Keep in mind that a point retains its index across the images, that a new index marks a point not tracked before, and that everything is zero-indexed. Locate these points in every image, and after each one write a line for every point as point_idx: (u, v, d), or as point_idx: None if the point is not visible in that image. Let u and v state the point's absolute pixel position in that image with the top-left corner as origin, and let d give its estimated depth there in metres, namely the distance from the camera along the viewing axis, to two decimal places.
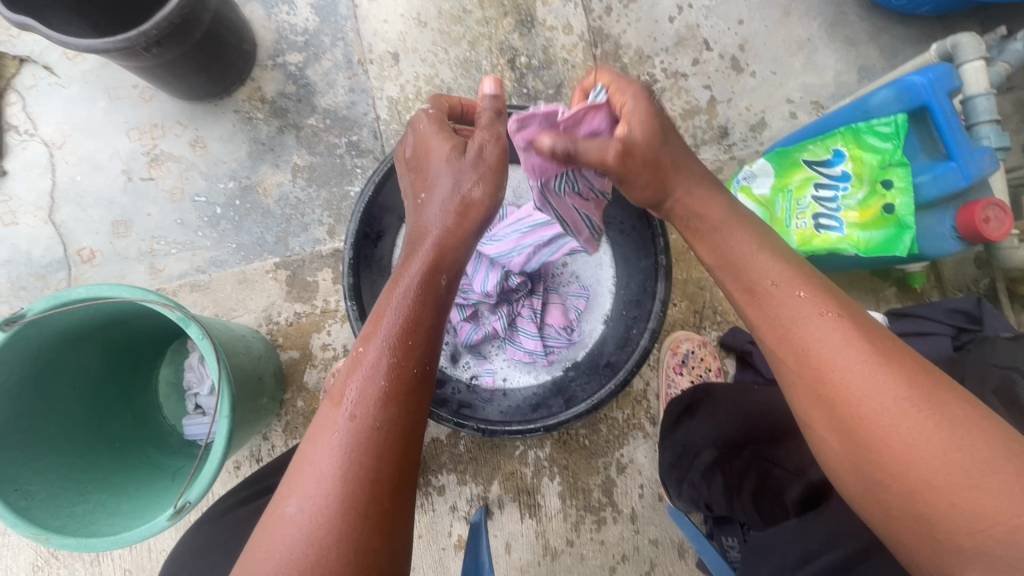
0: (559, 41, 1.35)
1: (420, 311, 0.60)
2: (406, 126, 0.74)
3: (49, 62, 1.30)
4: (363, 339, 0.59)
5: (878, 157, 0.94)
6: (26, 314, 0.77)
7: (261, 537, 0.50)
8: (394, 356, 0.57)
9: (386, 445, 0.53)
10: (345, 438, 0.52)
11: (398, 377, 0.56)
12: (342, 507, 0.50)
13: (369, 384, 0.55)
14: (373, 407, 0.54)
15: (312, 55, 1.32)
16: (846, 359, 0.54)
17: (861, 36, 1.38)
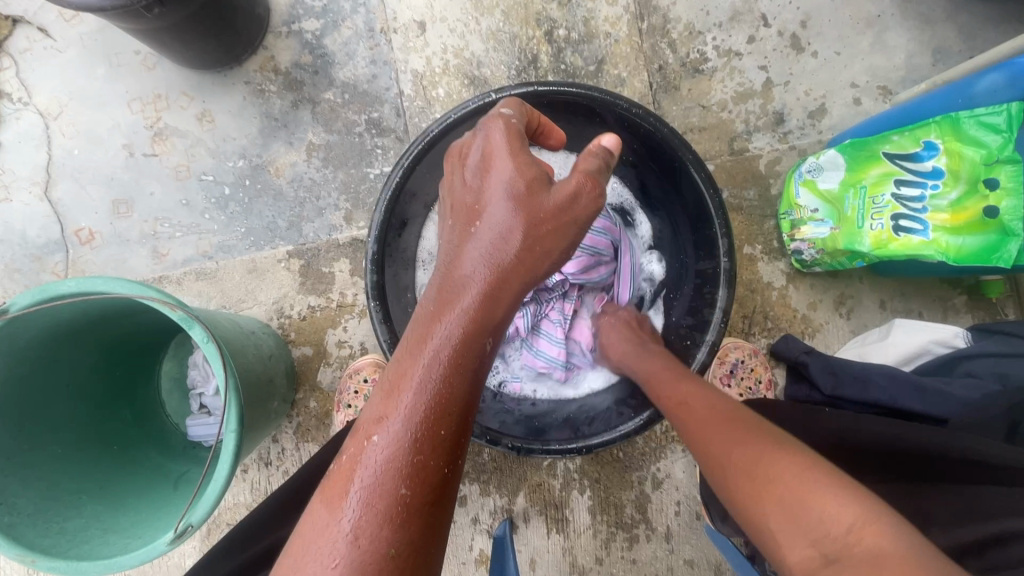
0: (602, 13, 1.22)
1: (454, 381, 0.49)
2: (476, 125, 0.62)
3: (44, 23, 1.18)
4: (376, 423, 0.47)
5: (981, 152, 0.83)
6: (8, 309, 0.68)
7: None
8: (413, 452, 0.46)
9: (399, 566, 0.42)
10: (352, 560, 0.42)
11: (421, 476, 0.45)
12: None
13: (379, 484, 0.44)
14: (384, 518, 0.43)
15: (330, 22, 1.20)
16: (778, 480, 0.49)
17: (938, 13, 1.24)
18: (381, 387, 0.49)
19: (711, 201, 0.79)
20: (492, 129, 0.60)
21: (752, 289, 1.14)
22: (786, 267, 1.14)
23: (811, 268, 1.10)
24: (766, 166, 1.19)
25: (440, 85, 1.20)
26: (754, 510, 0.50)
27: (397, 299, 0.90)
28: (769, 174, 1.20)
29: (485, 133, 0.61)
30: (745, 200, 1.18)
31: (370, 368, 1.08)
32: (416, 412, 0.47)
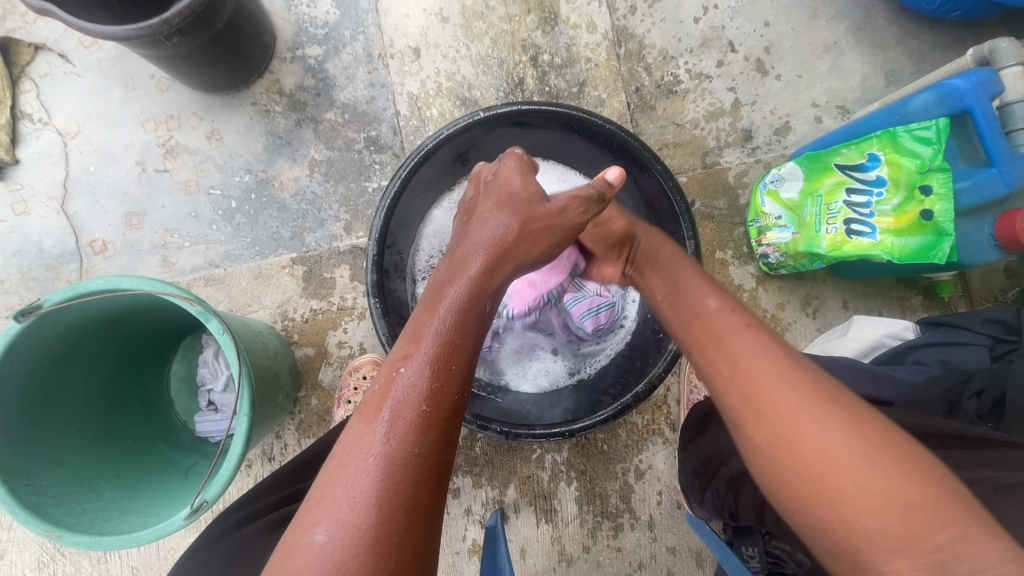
0: (582, 40, 1.33)
1: (466, 325, 0.57)
2: (497, 156, 0.78)
3: (65, 50, 1.27)
4: (399, 357, 0.54)
5: (916, 162, 0.93)
6: (42, 305, 0.74)
7: (283, 564, 0.46)
8: (436, 376, 0.53)
9: (422, 471, 0.49)
10: (380, 462, 0.48)
11: (437, 401, 0.52)
12: (375, 534, 0.46)
13: (408, 401, 0.51)
14: (413, 428, 0.50)
15: (332, 49, 1.30)
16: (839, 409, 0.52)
17: (889, 40, 1.35)
18: (405, 330, 0.57)
19: (678, 208, 0.88)
20: (508, 162, 0.76)
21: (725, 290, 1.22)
22: (755, 270, 1.23)
23: (776, 271, 1.20)
24: (735, 178, 1.29)
25: (434, 106, 1.30)
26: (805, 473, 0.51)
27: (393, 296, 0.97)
28: (738, 185, 1.30)
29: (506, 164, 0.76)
30: (716, 210, 1.27)
31: (368, 366, 1.15)
32: (438, 345, 0.55)
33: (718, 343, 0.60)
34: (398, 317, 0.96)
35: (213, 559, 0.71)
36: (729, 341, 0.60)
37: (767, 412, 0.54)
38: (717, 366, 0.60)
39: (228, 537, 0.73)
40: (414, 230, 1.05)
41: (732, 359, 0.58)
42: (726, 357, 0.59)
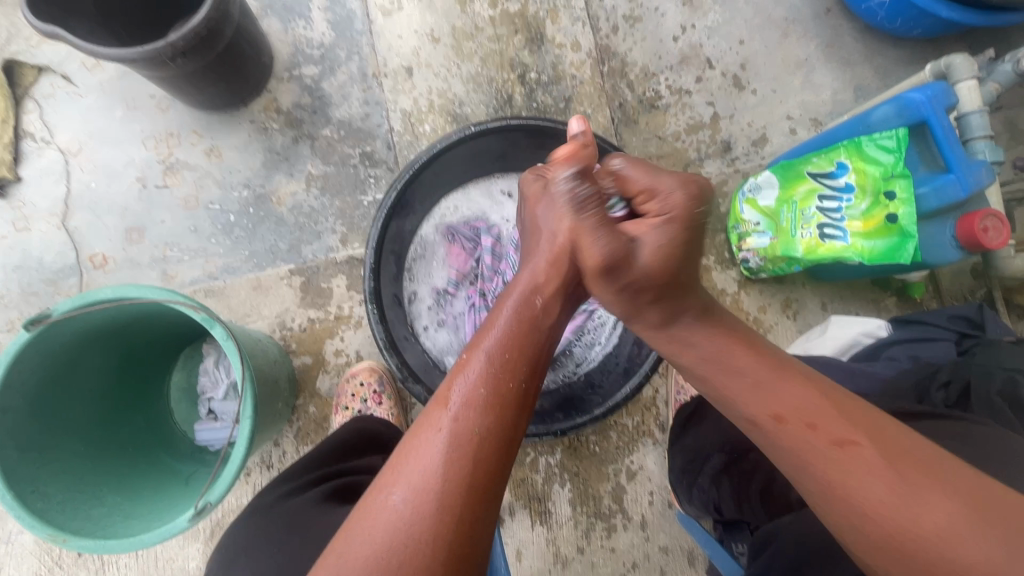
0: (568, 59, 1.40)
1: (526, 325, 0.62)
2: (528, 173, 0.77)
3: (68, 71, 1.32)
4: (473, 345, 0.60)
5: (880, 169, 0.99)
6: (51, 314, 0.77)
7: (360, 520, 0.51)
8: (501, 367, 0.57)
9: (488, 447, 0.53)
10: (451, 433, 0.53)
11: (504, 386, 0.57)
12: (441, 502, 0.50)
13: (476, 385, 0.56)
14: (479, 409, 0.54)
15: (328, 68, 1.36)
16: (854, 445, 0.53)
17: (857, 56, 1.43)
18: (477, 330, 0.62)
19: None
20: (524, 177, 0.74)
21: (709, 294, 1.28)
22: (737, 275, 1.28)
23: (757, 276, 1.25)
24: (715, 187, 1.36)
25: (426, 122, 1.36)
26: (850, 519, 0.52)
27: (389, 267, 1.01)
28: (718, 194, 1.36)
29: (527, 183, 0.72)
30: None
31: (365, 373, 1.19)
32: (504, 339, 0.60)
33: (769, 428, 0.57)
34: (387, 280, 1.01)
35: (269, 526, 0.75)
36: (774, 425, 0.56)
37: (832, 490, 0.52)
38: (772, 445, 0.57)
39: (281, 505, 0.79)
40: (407, 241, 1.10)
41: (786, 451, 0.55)
42: (786, 440, 0.55)
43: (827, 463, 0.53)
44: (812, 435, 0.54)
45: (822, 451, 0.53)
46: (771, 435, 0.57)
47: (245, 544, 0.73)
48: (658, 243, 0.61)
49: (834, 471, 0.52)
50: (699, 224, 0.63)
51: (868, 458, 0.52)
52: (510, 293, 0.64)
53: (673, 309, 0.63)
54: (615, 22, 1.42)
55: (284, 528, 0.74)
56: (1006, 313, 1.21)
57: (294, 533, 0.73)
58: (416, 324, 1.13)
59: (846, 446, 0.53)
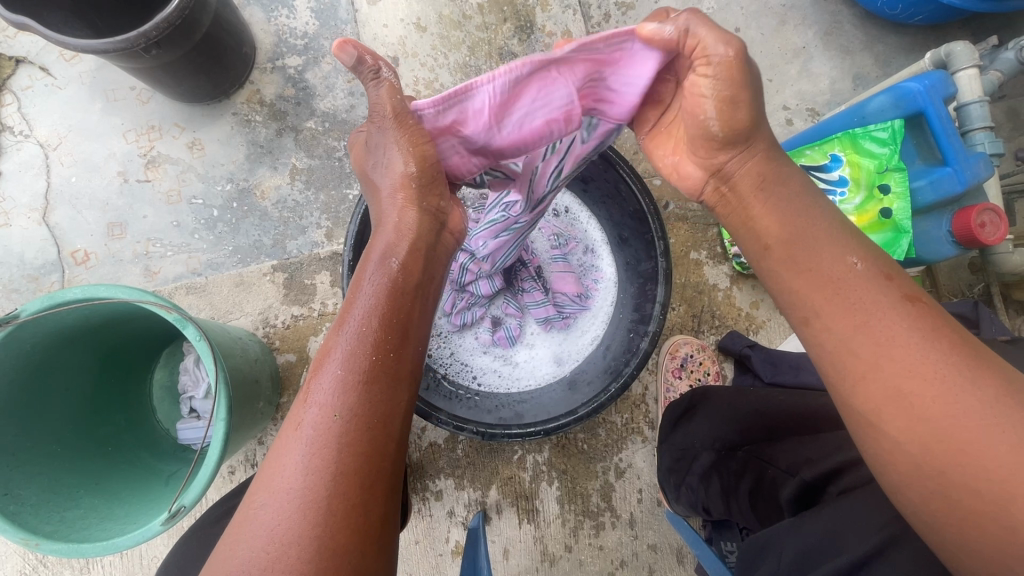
0: (558, 47, 1.36)
1: (387, 297, 0.59)
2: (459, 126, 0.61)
3: (46, 63, 1.29)
4: (333, 329, 0.57)
5: (875, 162, 0.97)
6: (19, 314, 0.75)
7: (232, 535, 0.49)
8: (359, 348, 0.55)
9: (347, 436, 0.51)
10: (312, 431, 0.51)
11: (362, 369, 0.54)
12: (304, 500, 0.48)
13: (336, 373, 0.54)
14: (337, 395, 0.52)
15: (312, 58, 1.32)
16: (924, 357, 0.48)
17: (856, 44, 1.39)
18: (337, 313, 0.59)
19: (654, 223, 0.91)
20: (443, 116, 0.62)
21: (701, 290, 1.26)
22: (729, 270, 1.26)
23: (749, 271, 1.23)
24: None
25: None
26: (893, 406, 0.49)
27: None
28: None
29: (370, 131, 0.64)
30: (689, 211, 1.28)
31: None
32: (364, 320, 0.57)
33: (889, 292, 0.52)
34: None
35: None
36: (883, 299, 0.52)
37: (912, 377, 0.48)
38: (846, 338, 0.52)
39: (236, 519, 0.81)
40: None
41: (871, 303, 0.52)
42: (896, 305, 0.51)
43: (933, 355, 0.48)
44: (921, 323, 0.50)
45: (930, 340, 0.49)
46: (887, 298, 0.52)
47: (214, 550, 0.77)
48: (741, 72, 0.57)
49: (937, 359, 0.48)
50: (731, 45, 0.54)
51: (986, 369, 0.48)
52: (365, 272, 0.60)
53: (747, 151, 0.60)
54: (607, 9, 1.38)
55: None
56: (1003, 310, 1.19)
57: None
58: (575, 213, 1.17)
59: (915, 303, 0.51)
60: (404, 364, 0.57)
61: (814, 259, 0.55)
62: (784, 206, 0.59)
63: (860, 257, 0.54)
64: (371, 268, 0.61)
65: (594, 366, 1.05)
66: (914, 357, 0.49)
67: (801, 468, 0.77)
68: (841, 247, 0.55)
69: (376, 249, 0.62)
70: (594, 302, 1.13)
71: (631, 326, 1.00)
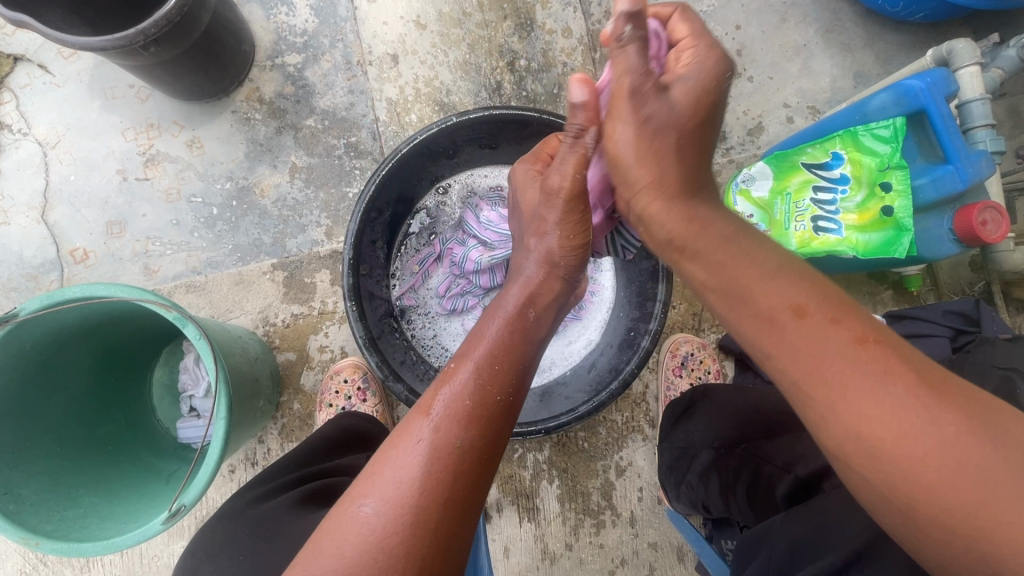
0: (558, 45, 1.36)
1: (511, 339, 0.61)
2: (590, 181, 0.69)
3: (44, 61, 1.28)
4: (458, 358, 0.60)
5: (877, 159, 0.97)
6: (19, 313, 0.75)
7: (329, 531, 0.50)
8: (487, 380, 0.57)
9: (462, 462, 0.52)
10: (429, 449, 0.52)
11: (484, 399, 0.56)
12: (418, 514, 0.49)
13: (458, 397, 0.56)
14: (458, 422, 0.54)
15: (311, 56, 1.32)
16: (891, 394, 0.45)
17: (857, 42, 1.39)
18: (463, 343, 0.62)
19: None
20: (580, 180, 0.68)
21: None
22: None
23: None
24: None
25: (413, 111, 1.32)
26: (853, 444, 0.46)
27: (369, 256, 0.99)
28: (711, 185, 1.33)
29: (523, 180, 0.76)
30: None
31: (349, 369, 1.18)
32: (491, 355, 0.59)
33: (839, 336, 0.48)
34: (401, 179, 0.98)
35: (220, 532, 0.76)
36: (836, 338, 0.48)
37: (873, 423, 0.45)
38: (799, 380, 0.49)
39: (254, 509, 0.79)
40: (401, 209, 1.07)
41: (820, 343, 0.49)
42: (849, 352, 0.47)
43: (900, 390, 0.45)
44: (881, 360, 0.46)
45: (898, 376, 0.45)
46: (833, 343, 0.48)
47: (202, 551, 0.74)
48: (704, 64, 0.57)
49: (896, 398, 0.45)
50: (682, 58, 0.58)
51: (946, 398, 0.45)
52: (500, 309, 0.65)
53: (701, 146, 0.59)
54: (607, 6, 1.37)
55: (251, 532, 0.75)
56: (1004, 308, 1.19)
57: (248, 544, 0.73)
58: None
59: (867, 344, 0.47)
60: (519, 405, 0.60)
61: (752, 301, 0.53)
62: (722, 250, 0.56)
63: (802, 301, 0.50)
64: (500, 312, 0.64)
65: (576, 383, 1.05)
66: (879, 398, 0.45)
67: (795, 465, 0.78)
68: (780, 290, 0.51)
69: (511, 297, 0.66)
70: (587, 316, 1.15)
71: (628, 332, 1.01)
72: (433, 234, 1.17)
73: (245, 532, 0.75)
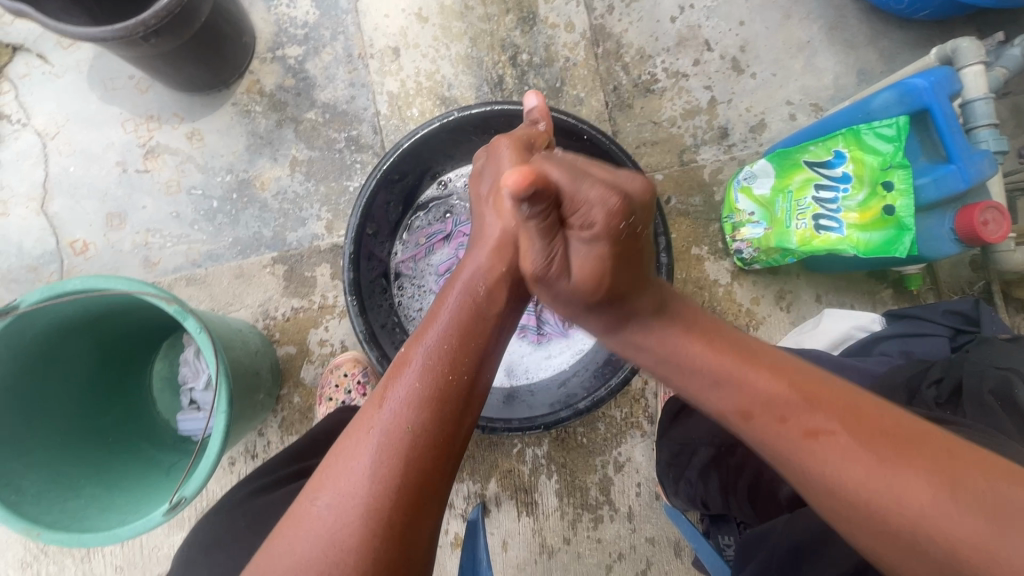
0: (561, 39, 1.35)
1: (469, 323, 0.61)
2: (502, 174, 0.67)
3: (43, 51, 1.27)
4: (413, 339, 0.61)
5: (878, 158, 0.96)
6: (19, 305, 0.75)
7: (286, 531, 0.50)
8: (441, 363, 0.57)
9: (417, 449, 0.52)
10: (381, 436, 0.52)
11: (439, 381, 0.56)
12: (368, 506, 0.49)
13: (412, 383, 0.56)
14: (412, 407, 0.54)
15: (312, 49, 1.31)
16: (849, 464, 0.48)
17: (860, 39, 1.38)
18: (419, 324, 0.62)
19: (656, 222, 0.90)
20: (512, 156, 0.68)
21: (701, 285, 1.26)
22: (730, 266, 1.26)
23: (750, 266, 1.23)
24: (709, 175, 1.32)
25: (414, 105, 1.31)
26: (843, 508, 0.48)
27: (373, 235, 0.99)
28: (713, 181, 1.33)
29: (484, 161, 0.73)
30: (691, 206, 1.28)
31: (349, 364, 1.18)
32: (445, 335, 0.59)
33: (766, 360, 0.58)
34: (405, 168, 0.98)
35: (230, 526, 0.78)
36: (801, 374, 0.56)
37: (856, 489, 0.48)
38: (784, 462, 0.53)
39: (251, 504, 0.80)
40: (403, 202, 1.07)
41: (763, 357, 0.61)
42: (795, 384, 0.55)
43: (860, 459, 0.48)
44: (839, 434, 0.50)
45: (852, 447, 0.49)
46: (782, 440, 0.52)
47: (215, 542, 0.76)
48: (593, 257, 0.55)
49: (855, 465, 0.48)
50: (626, 238, 0.52)
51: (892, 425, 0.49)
52: (456, 282, 0.65)
53: (622, 312, 0.62)
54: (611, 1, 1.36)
55: (251, 528, 0.76)
56: (1003, 307, 1.19)
57: (254, 542, 0.74)
58: None
59: (818, 436, 0.50)
60: (479, 386, 0.60)
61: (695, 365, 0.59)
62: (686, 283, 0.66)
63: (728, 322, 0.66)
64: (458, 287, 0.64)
65: (552, 393, 1.06)
66: (846, 466, 0.48)
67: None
68: (743, 392, 0.55)
69: (467, 271, 0.64)
70: (574, 335, 1.16)
71: (609, 355, 1.03)
72: (448, 213, 1.16)
73: (252, 525, 0.76)
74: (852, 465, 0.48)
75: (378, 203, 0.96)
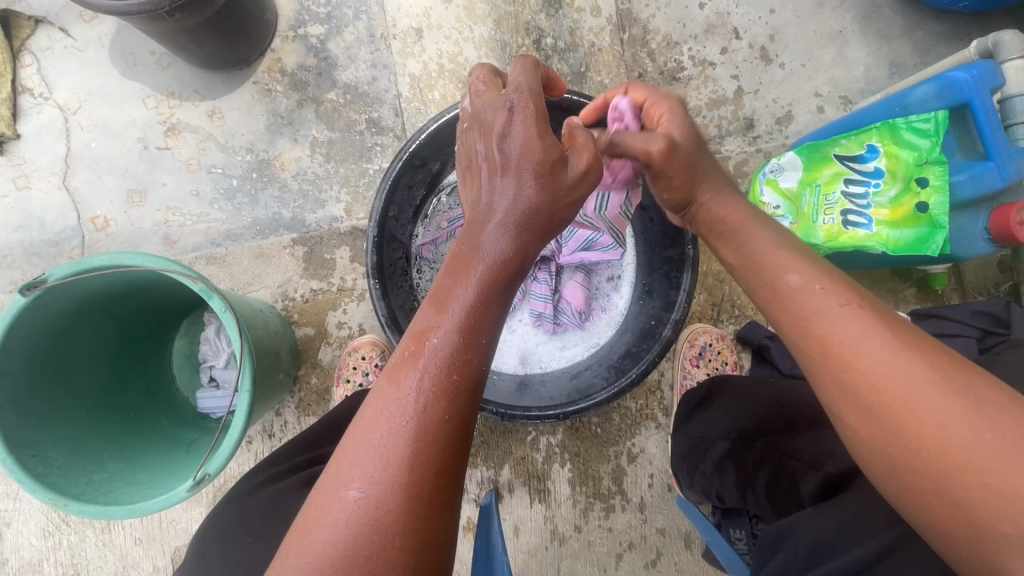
0: (586, 24, 1.32)
1: (497, 292, 0.56)
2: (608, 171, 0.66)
3: (66, 24, 1.27)
4: (436, 307, 0.54)
5: (914, 153, 0.94)
6: (47, 279, 0.75)
7: (314, 520, 0.46)
8: (475, 335, 0.53)
9: (454, 428, 0.50)
10: (416, 419, 0.49)
11: (471, 358, 0.53)
12: (408, 492, 0.46)
13: (442, 359, 0.51)
14: (446, 386, 0.50)
15: (334, 28, 1.29)
16: (866, 347, 0.50)
17: (894, 30, 1.34)
18: (439, 287, 0.55)
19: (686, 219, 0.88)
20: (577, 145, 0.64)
21: (721, 279, 1.24)
22: None
23: None
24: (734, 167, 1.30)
25: (436, 87, 1.30)
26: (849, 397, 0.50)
27: (396, 219, 0.98)
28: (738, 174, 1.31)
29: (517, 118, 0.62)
30: None
31: (367, 347, 1.19)
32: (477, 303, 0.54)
33: (826, 302, 0.54)
34: (429, 152, 0.97)
35: (252, 504, 0.79)
36: (875, 335, 0.50)
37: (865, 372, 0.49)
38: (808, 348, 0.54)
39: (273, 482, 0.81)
40: (426, 185, 1.07)
41: (838, 324, 0.52)
42: (837, 318, 0.52)
43: (879, 335, 0.50)
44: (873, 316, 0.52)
45: (875, 325, 0.51)
46: (827, 307, 0.53)
47: (237, 520, 0.77)
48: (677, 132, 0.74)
49: (873, 347, 0.50)
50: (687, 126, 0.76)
51: (1004, 414, 0.44)
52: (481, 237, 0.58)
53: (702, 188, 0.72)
54: None
55: (270, 506, 0.76)
56: None
57: (273, 521, 0.74)
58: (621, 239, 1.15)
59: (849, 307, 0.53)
60: None
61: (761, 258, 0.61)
62: (763, 239, 0.63)
63: (804, 272, 0.57)
64: (484, 248, 0.57)
65: (565, 382, 1.07)
66: (875, 353, 0.49)
67: (824, 462, 0.76)
68: (790, 264, 0.58)
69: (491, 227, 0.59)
70: (591, 328, 1.15)
71: (627, 349, 1.04)
72: None
73: (272, 505, 0.77)
74: (874, 338, 0.50)
75: (403, 184, 0.95)
